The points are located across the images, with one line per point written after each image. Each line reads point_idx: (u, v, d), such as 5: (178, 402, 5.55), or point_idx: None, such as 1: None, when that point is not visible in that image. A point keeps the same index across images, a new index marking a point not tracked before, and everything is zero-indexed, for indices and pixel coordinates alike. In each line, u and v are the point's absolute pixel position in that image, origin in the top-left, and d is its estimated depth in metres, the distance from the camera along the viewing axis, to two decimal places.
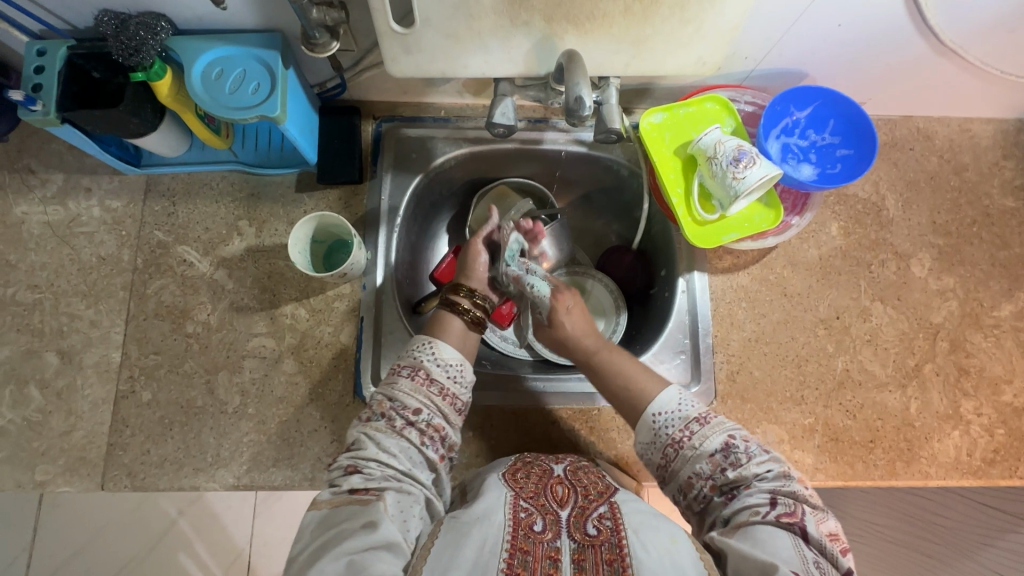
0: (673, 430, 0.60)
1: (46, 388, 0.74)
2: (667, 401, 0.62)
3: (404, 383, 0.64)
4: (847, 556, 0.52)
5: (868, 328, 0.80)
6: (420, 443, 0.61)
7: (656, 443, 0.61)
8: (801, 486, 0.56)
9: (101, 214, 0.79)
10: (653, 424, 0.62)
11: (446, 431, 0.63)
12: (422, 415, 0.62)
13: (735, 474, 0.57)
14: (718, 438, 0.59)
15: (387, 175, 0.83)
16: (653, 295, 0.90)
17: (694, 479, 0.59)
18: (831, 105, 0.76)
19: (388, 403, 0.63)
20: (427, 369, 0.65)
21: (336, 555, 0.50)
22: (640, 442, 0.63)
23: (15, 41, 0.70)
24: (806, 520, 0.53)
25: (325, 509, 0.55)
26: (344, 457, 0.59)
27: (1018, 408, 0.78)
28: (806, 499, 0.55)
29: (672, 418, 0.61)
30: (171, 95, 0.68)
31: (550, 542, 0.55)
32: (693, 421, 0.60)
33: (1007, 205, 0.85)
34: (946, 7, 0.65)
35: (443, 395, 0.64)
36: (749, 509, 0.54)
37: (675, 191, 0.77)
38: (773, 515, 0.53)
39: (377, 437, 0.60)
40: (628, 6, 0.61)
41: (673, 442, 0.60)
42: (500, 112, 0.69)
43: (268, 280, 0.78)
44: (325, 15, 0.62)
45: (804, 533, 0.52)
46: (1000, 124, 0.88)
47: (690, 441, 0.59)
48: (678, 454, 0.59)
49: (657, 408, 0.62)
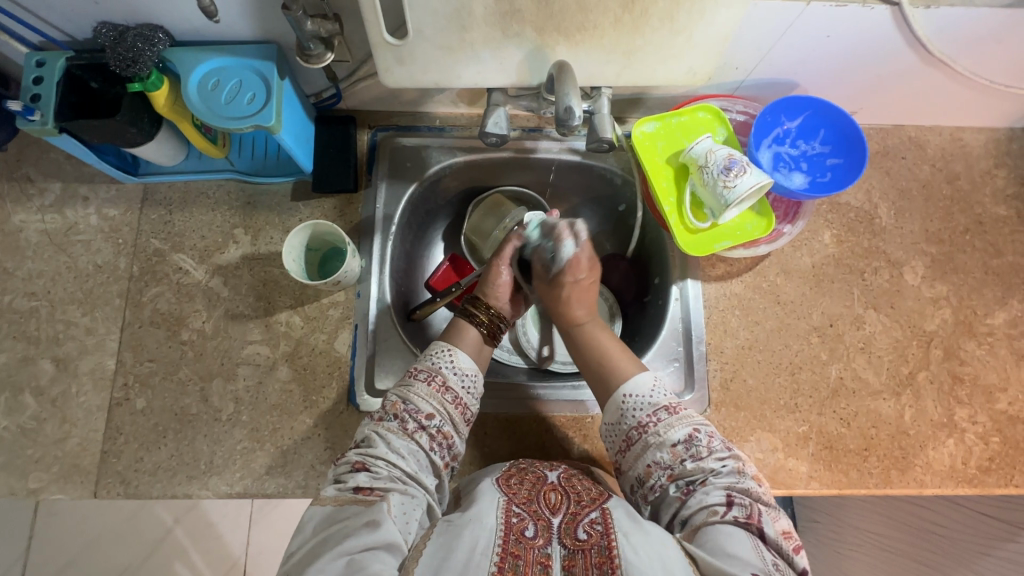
0: (641, 414, 0.62)
1: (41, 396, 0.75)
2: (639, 386, 0.64)
3: (419, 387, 0.64)
4: (801, 557, 0.53)
5: (861, 335, 0.80)
6: (428, 448, 0.62)
7: (620, 425, 0.63)
8: (757, 485, 0.58)
9: (99, 222, 0.80)
10: (620, 406, 0.64)
11: (453, 440, 0.64)
12: (434, 420, 0.63)
13: (693, 465, 0.59)
14: (683, 429, 0.61)
15: (382, 183, 0.84)
16: (647, 303, 0.90)
17: (653, 467, 0.60)
18: (821, 114, 0.76)
19: (402, 404, 0.63)
20: (444, 376, 0.65)
21: (336, 555, 0.50)
22: (603, 421, 0.65)
23: (15, 52, 0.71)
24: (763, 522, 0.54)
25: (328, 507, 0.55)
26: (352, 453, 0.60)
27: (1013, 416, 0.78)
28: (761, 498, 0.57)
29: (641, 401, 0.63)
30: (167, 105, 0.68)
31: (542, 548, 0.55)
32: (661, 409, 0.62)
33: (999, 214, 0.85)
34: (933, 18, 0.66)
35: (458, 404, 0.65)
36: (706, 509, 0.56)
37: (667, 200, 0.77)
38: (730, 515, 0.54)
39: (387, 437, 0.60)
40: (618, 17, 0.62)
41: (638, 426, 0.62)
42: (492, 121, 0.69)
43: (263, 288, 0.78)
44: (320, 27, 0.62)
45: (761, 534, 0.53)
46: (992, 133, 0.89)
47: (654, 427, 0.61)
48: (641, 438, 0.61)
49: (627, 390, 0.64)
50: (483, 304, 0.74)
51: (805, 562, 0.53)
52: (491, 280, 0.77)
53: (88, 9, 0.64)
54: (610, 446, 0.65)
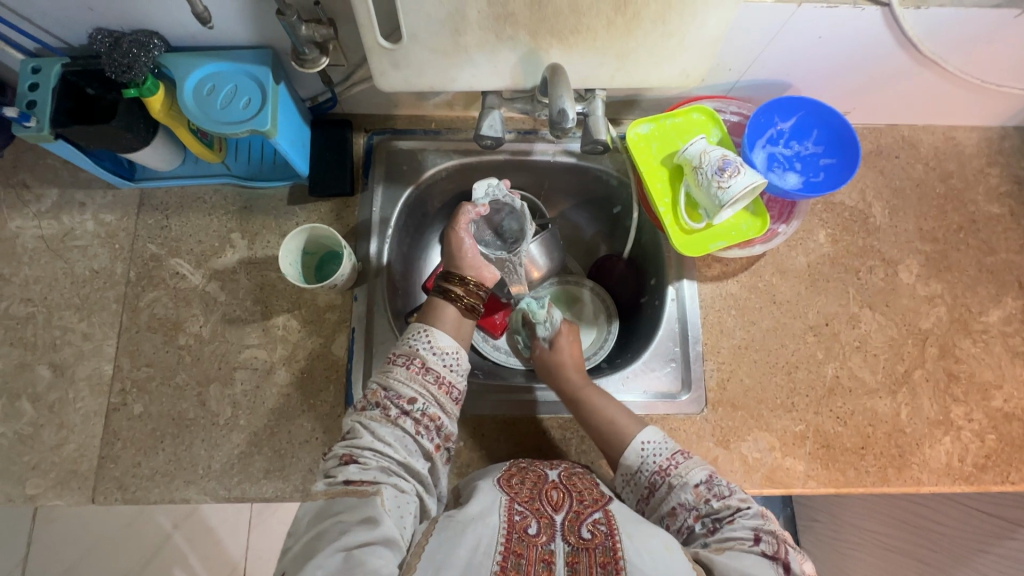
0: (660, 459, 0.63)
1: (38, 401, 0.75)
2: (654, 434, 0.66)
3: (399, 371, 0.64)
4: None
5: (856, 334, 0.81)
6: (415, 431, 0.61)
7: (640, 474, 0.64)
8: (779, 526, 0.58)
9: (95, 227, 0.80)
10: (639, 453, 0.65)
11: (442, 420, 0.64)
12: (416, 404, 0.62)
13: (720, 503, 0.58)
14: (702, 472, 0.62)
15: (378, 186, 0.84)
16: (643, 304, 0.91)
17: (677, 510, 0.60)
18: (813, 115, 0.77)
19: (382, 392, 0.63)
20: (422, 357, 0.65)
21: (334, 549, 0.50)
22: (620, 475, 0.66)
23: (11, 59, 0.71)
24: (789, 557, 0.54)
25: (320, 501, 0.55)
26: (340, 447, 0.59)
27: (1008, 413, 0.78)
28: (786, 538, 0.56)
29: (659, 447, 0.65)
30: (163, 111, 0.69)
31: (545, 545, 0.55)
32: (677, 453, 0.64)
33: (993, 212, 0.86)
34: (923, 19, 0.66)
35: (439, 383, 0.65)
36: (733, 540, 0.55)
37: (662, 201, 0.78)
38: (758, 548, 0.54)
39: (371, 426, 0.60)
40: (610, 20, 0.62)
41: (659, 470, 0.63)
42: (487, 124, 0.69)
43: (260, 292, 0.79)
44: (314, 32, 0.63)
45: (788, 568, 0.53)
46: (984, 132, 0.89)
47: (675, 470, 0.62)
48: (664, 481, 0.62)
49: (645, 437, 0.66)
50: (459, 277, 0.73)
51: None
52: (456, 251, 0.75)
53: (84, 15, 0.64)
54: (631, 497, 0.66)
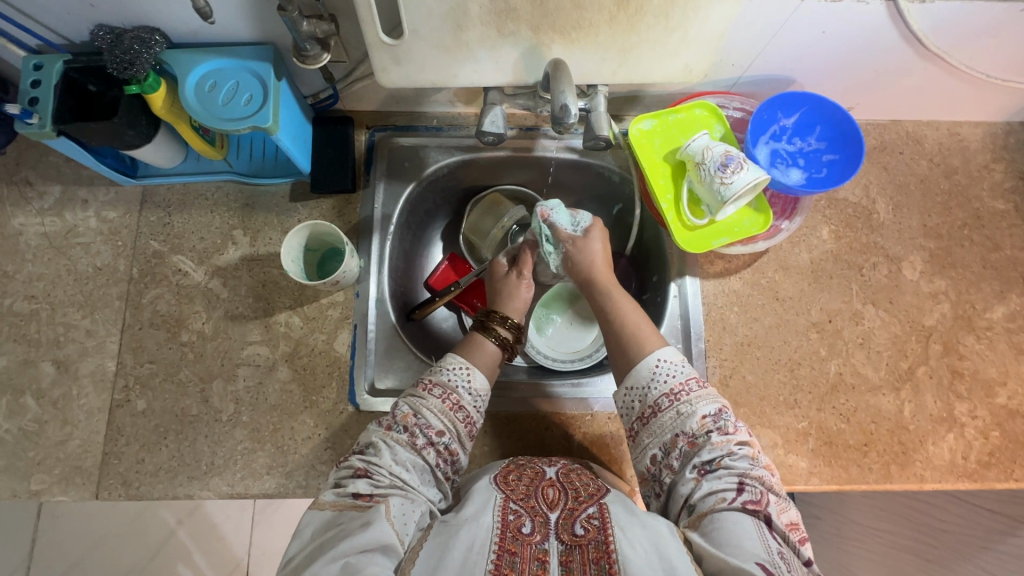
0: (672, 381, 0.63)
1: (41, 398, 0.75)
2: (672, 355, 0.65)
3: (432, 402, 0.64)
4: (805, 548, 0.54)
5: (860, 331, 0.80)
6: (434, 464, 0.62)
7: (648, 390, 0.63)
8: (768, 475, 0.58)
9: (98, 224, 0.80)
10: (652, 368, 0.64)
11: (459, 456, 0.64)
12: (443, 437, 0.63)
13: (718, 438, 0.59)
14: (712, 404, 0.61)
15: (380, 183, 0.84)
16: (645, 300, 0.91)
17: (678, 436, 0.60)
18: (816, 111, 0.76)
19: (412, 417, 0.63)
20: (459, 395, 0.65)
21: (332, 557, 0.50)
22: (625, 387, 0.66)
23: (13, 56, 0.71)
24: (770, 508, 0.55)
25: (327, 512, 0.55)
26: (355, 459, 0.59)
27: (1012, 410, 0.78)
28: (770, 488, 0.57)
29: (674, 368, 0.64)
30: (166, 108, 0.68)
31: (539, 544, 0.55)
32: (691, 380, 0.63)
33: (997, 208, 0.85)
34: (929, 13, 0.66)
35: (467, 421, 0.65)
36: (715, 495, 0.56)
37: (665, 197, 0.77)
38: (739, 501, 0.54)
39: (394, 449, 0.60)
40: (613, 15, 0.62)
41: (668, 393, 0.62)
42: (489, 120, 0.68)
43: (262, 288, 0.79)
44: (316, 28, 0.62)
45: (768, 521, 0.54)
46: (989, 127, 0.89)
47: (686, 396, 0.62)
48: (671, 403, 0.61)
49: (662, 355, 0.65)
50: (499, 316, 0.74)
51: (808, 554, 0.54)
52: (512, 294, 0.79)
53: (86, 12, 0.64)
54: (628, 415, 0.65)
